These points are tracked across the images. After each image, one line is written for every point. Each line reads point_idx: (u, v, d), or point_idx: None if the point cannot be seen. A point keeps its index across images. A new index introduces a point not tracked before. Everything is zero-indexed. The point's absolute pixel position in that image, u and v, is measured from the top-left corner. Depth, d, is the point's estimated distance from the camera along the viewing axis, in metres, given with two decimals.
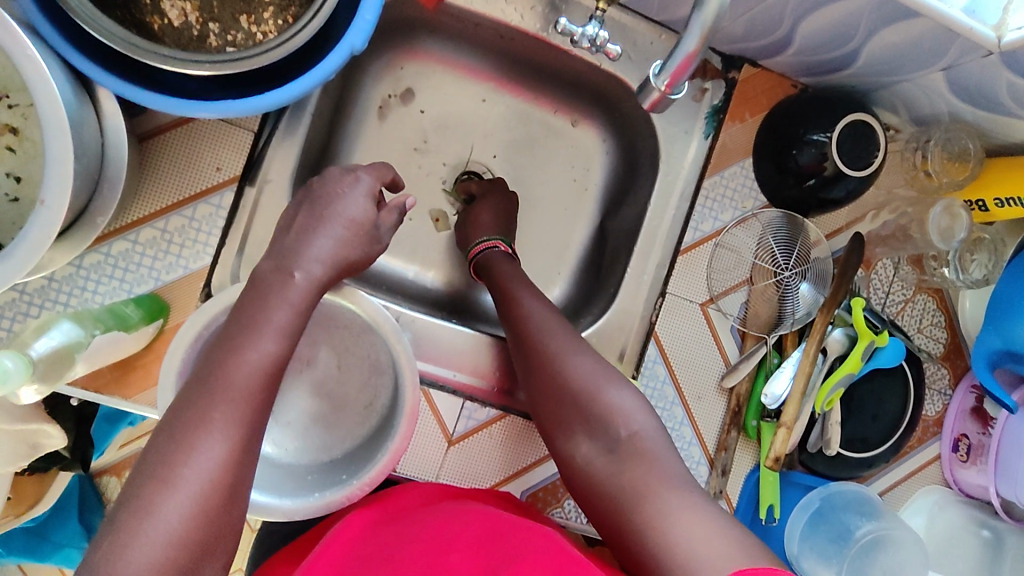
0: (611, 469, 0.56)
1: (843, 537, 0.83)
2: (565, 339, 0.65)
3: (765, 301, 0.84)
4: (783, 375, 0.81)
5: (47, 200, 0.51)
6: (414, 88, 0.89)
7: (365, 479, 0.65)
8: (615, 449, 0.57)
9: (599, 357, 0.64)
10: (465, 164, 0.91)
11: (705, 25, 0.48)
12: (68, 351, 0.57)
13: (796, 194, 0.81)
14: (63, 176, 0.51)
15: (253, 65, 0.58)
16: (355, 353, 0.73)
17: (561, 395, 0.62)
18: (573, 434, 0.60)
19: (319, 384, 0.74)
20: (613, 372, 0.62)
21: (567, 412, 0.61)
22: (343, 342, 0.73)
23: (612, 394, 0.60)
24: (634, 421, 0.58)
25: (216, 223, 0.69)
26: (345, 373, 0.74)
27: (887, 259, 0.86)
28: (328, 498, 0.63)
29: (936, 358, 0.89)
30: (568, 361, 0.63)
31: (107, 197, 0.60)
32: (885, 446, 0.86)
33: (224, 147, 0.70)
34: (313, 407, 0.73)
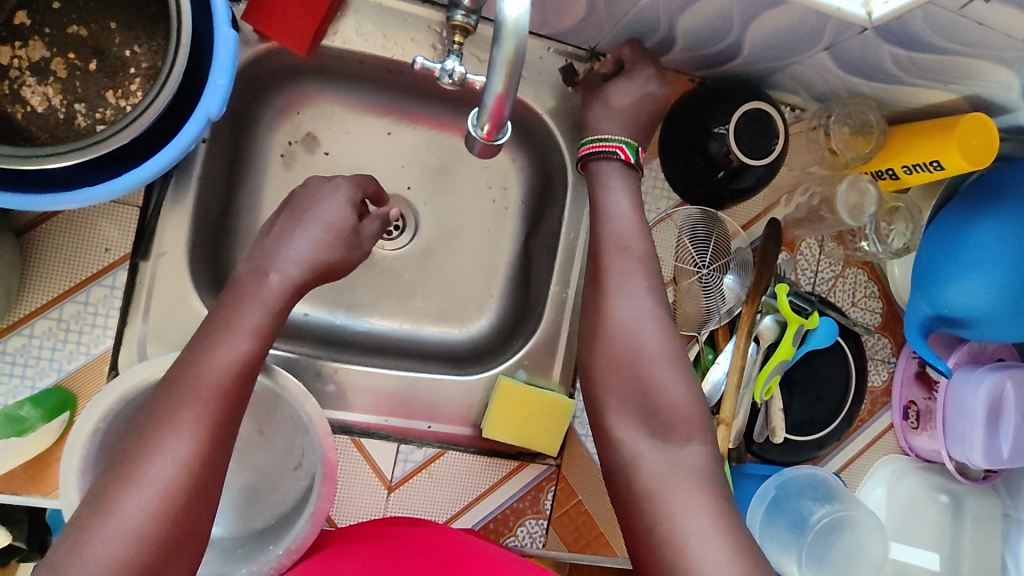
0: (660, 460, 0.57)
1: (798, 525, 0.81)
2: (622, 279, 0.66)
3: (691, 298, 0.82)
4: (719, 370, 0.80)
5: None
6: (316, 132, 0.86)
7: (291, 546, 0.63)
8: (669, 444, 0.58)
9: (670, 331, 0.63)
10: None
11: (507, 63, 0.49)
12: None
13: (708, 187, 0.80)
14: None
15: (109, 141, 0.56)
16: (274, 418, 0.71)
17: (614, 339, 0.64)
18: (614, 382, 0.62)
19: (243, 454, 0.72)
20: (678, 356, 0.63)
21: (616, 361, 0.63)
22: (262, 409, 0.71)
23: (671, 383, 0.61)
24: (692, 429, 0.59)
25: (113, 303, 0.68)
26: (268, 439, 0.72)
27: (810, 238, 0.86)
28: (252, 572, 0.62)
29: (874, 329, 0.90)
30: (616, 302, 0.65)
31: None
32: (835, 425, 0.86)
33: (108, 225, 0.68)
34: (239, 477, 0.71)
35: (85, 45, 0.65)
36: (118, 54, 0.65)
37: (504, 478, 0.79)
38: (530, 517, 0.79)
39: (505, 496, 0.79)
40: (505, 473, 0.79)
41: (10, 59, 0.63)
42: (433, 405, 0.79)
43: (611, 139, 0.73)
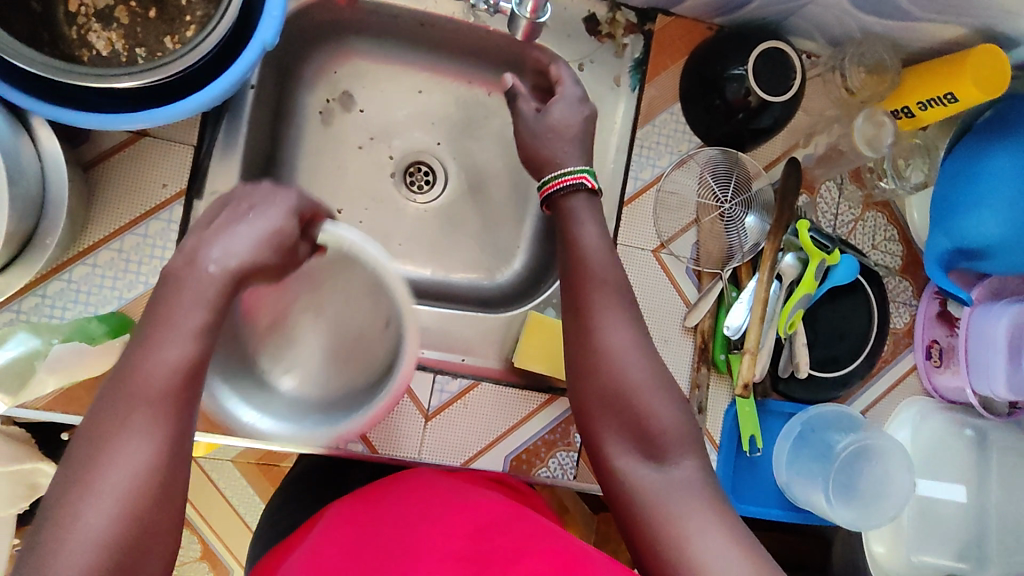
0: (657, 485, 0.57)
1: (825, 455, 0.84)
2: (606, 307, 0.64)
3: (714, 237, 0.85)
4: (740, 306, 0.83)
5: None
6: (351, 90, 0.91)
7: (371, 412, 0.68)
8: (663, 466, 0.58)
9: (653, 357, 0.62)
10: (412, 154, 0.94)
11: None
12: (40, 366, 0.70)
13: (728, 128, 0.83)
14: None
15: (172, 66, 0.60)
16: (355, 290, 0.77)
17: (602, 372, 0.61)
18: (605, 420, 0.61)
19: (332, 326, 0.80)
20: (664, 381, 0.61)
21: (604, 397, 0.61)
22: (337, 282, 0.77)
23: (660, 405, 0.60)
24: (683, 451, 0.58)
25: (169, 236, 0.72)
26: (352, 309, 0.79)
27: (830, 180, 0.88)
28: (348, 425, 0.69)
29: (895, 271, 0.91)
30: (601, 334, 0.63)
31: (53, 218, 0.64)
32: (858, 363, 0.88)
33: (165, 163, 0.72)
34: (329, 347, 0.79)
35: None
36: (175, 2, 0.70)
37: (536, 409, 0.82)
38: (561, 448, 0.82)
39: (536, 427, 0.82)
40: (537, 404, 0.82)
41: (78, 7, 0.69)
42: (467, 338, 0.83)
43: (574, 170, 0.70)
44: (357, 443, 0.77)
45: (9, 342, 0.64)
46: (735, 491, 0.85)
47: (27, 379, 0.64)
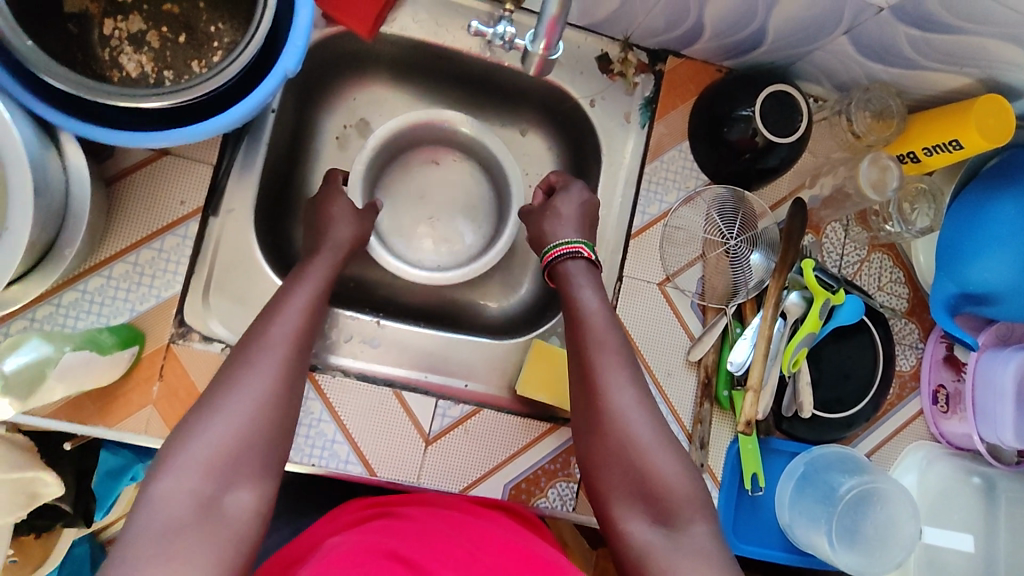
0: (664, 548, 0.61)
1: (828, 497, 0.82)
2: (614, 370, 0.70)
3: (720, 273, 0.86)
4: (744, 343, 0.83)
5: (10, 225, 0.56)
6: (368, 118, 0.94)
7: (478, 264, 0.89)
8: (671, 531, 0.61)
9: (660, 419, 0.68)
10: (426, 181, 0.96)
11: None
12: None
13: (735, 167, 0.85)
14: (25, 206, 0.56)
15: (201, 90, 0.63)
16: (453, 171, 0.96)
17: (612, 432, 0.67)
18: (616, 478, 0.66)
19: (435, 182, 0.96)
20: (670, 441, 0.67)
21: (615, 456, 0.66)
22: (437, 175, 0.96)
23: (667, 466, 0.64)
24: (692, 513, 0.62)
25: (183, 252, 0.74)
26: (449, 196, 0.96)
27: (836, 222, 0.89)
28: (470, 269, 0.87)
29: (901, 313, 0.91)
30: (611, 395, 0.68)
31: (74, 230, 0.65)
32: (863, 404, 0.88)
33: (184, 181, 0.75)
34: (445, 207, 0.96)
35: (176, 21, 0.73)
36: (204, 29, 0.73)
37: (535, 439, 0.81)
38: (561, 479, 0.81)
39: (535, 458, 0.81)
40: (539, 433, 0.81)
41: (112, 30, 0.72)
42: (472, 364, 0.83)
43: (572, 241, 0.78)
44: (356, 465, 0.76)
45: (22, 348, 0.64)
46: (735, 530, 0.84)
47: (37, 386, 0.64)
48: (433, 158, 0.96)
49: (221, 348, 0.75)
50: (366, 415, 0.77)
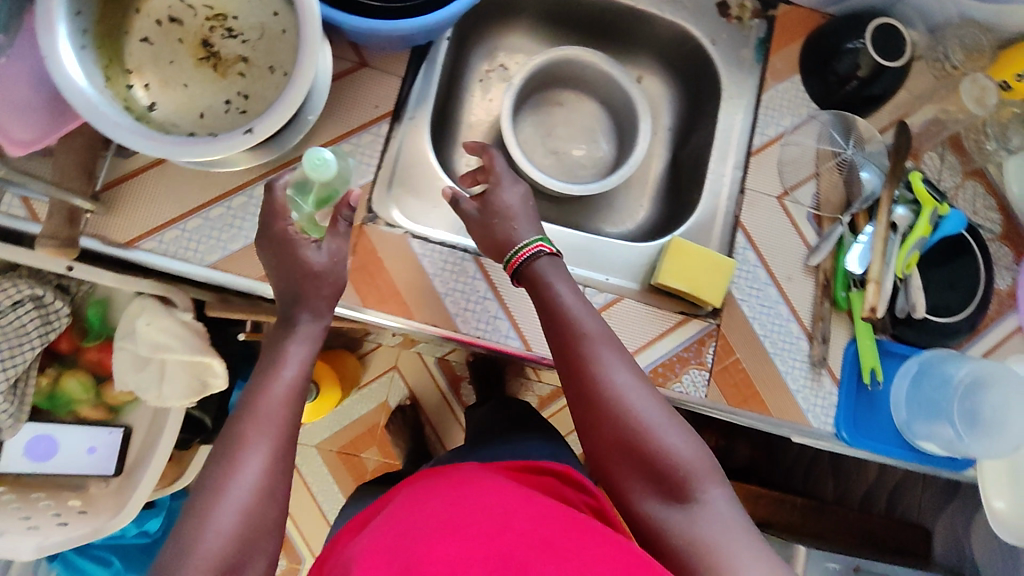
0: (682, 525, 0.64)
1: (946, 385, 0.89)
2: (610, 354, 0.71)
3: (834, 186, 0.95)
4: (859, 247, 0.92)
5: (302, 66, 0.65)
6: (506, 63, 1.07)
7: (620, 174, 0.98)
8: (687, 507, 0.64)
9: (659, 401, 0.69)
10: (558, 117, 1.08)
11: None
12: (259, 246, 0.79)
13: (843, 96, 0.95)
14: (314, 47, 0.65)
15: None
16: (582, 105, 1.08)
17: (613, 415, 0.68)
18: (621, 464, 0.68)
19: (569, 115, 1.08)
20: (677, 421, 0.68)
21: (617, 440, 0.68)
22: (569, 108, 1.08)
23: (674, 441, 0.66)
24: (708, 483, 0.65)
25: (376, 147, 0.85)
26: (580, 122, 1.08)
27: (933, 151, 0.98)
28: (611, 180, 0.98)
29: (996, 237, 0.99)
30: (609, 378, 0.69)
31: (314, 103, 0.77)
32: (968, 311, 0.95)
33: (377, 88, 0.86)
34: (578, 133, 1.08)
35: None
36: None
37: (672, 327, 0.90)
38: (694, 366, 0.89)
39: (672, 343, 0.89)
40: (674, 322, 0.90)
41: None
42: (614, 262, 0.93)
43: (528, 242, 0.77)
44: (515, 340, 0.84)
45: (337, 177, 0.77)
46: (855, 423, 0.91)
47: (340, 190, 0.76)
48: (568, 95, 1.08)
49: (405, 232, 0.84)
50: (524, 297, 0.86)
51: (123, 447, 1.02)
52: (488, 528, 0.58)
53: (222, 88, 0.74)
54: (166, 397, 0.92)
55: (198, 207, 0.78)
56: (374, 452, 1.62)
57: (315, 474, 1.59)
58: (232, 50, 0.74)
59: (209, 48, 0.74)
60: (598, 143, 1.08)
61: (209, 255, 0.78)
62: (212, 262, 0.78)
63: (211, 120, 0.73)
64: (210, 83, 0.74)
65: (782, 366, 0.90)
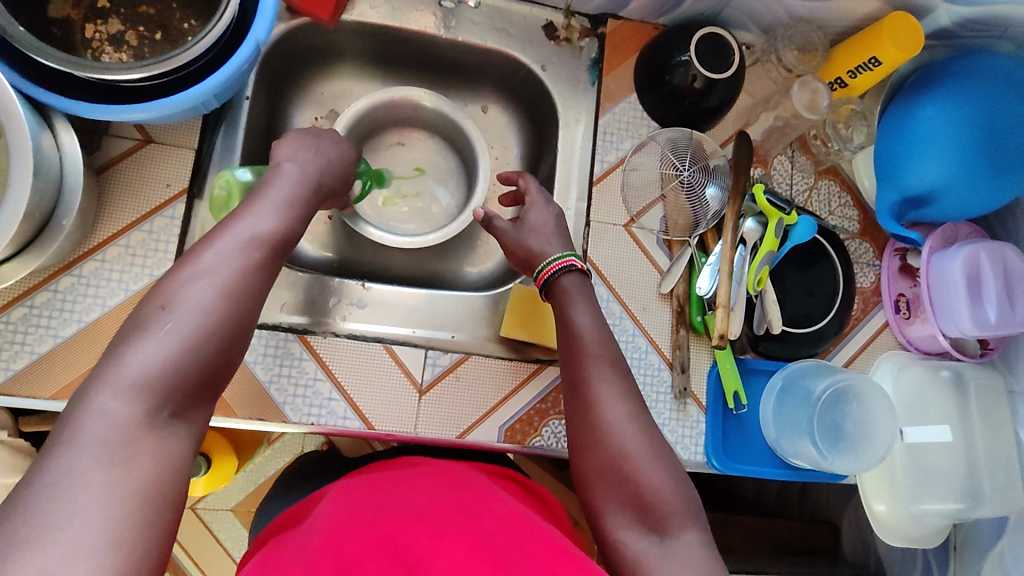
0: (657, 558, 0.60)
1: (806, 401, 0.87)
2: (610, 376, 0.71)
3: (679, 208, 0.91)
4: (708, 270, 0.88)
5: (13, 183, 0.63)
6: (337, 108, 1.00)
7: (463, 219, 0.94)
8: (664, 542, 0.61)
9: (649, 431, 0.67)
10: (401, 159, 1.02)
11: None
12: (47, 362, 0.73)
13: (681, 110, 0.91)
14: (25, 164, 0.64)
15: (183, 59, 0.70)
16: (421, 144, 1.03)
17: (603, 441, 0.66)
18: (603, 490, 0.65)
19: (412, 156, 1.02)
20: (664, 455, 0.66)
21: (602, 468, 0.66)
22: (411, 148, 1.02)
23: (657, 478, 0.64)
24: (684, 521, 0.62)
25: (172, 231, 0.78)
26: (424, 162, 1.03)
27: (782, 155, 0.95)
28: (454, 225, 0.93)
29: (854, 235, 0.96)
30: (601, 403, 0.68)
31: (68, 203, 0.70)
32: (829, 318, 0.92)
33: (169, 165, 0.79)
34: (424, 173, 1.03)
35: (152, 21, 0.80)
36: (178, 26, 0.79)
37: (524, 381, 0.84)
38: (553, 417, 0.83)
39: (528, 397, 0.84)
40: (525, 375, 0.84)
41: (94, 33, 0.78)
42: (458, 316, 0.87)
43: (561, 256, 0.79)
44: (353, 420, 0.79)
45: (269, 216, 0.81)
46: (725, 449, 0.88)
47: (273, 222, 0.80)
48: (409, 135, 1.02)
49: None
50: (356, 371, 0.80)
51: None
52: (453, 526, 0.57)
53: None
54: None
55: None
56: None
57: (233, 539, 1.52)
58: None
59: None
60: (441, 188, 1.02)
61: None
62: None
63: None
64: None
65: (645, 403, 0.87)
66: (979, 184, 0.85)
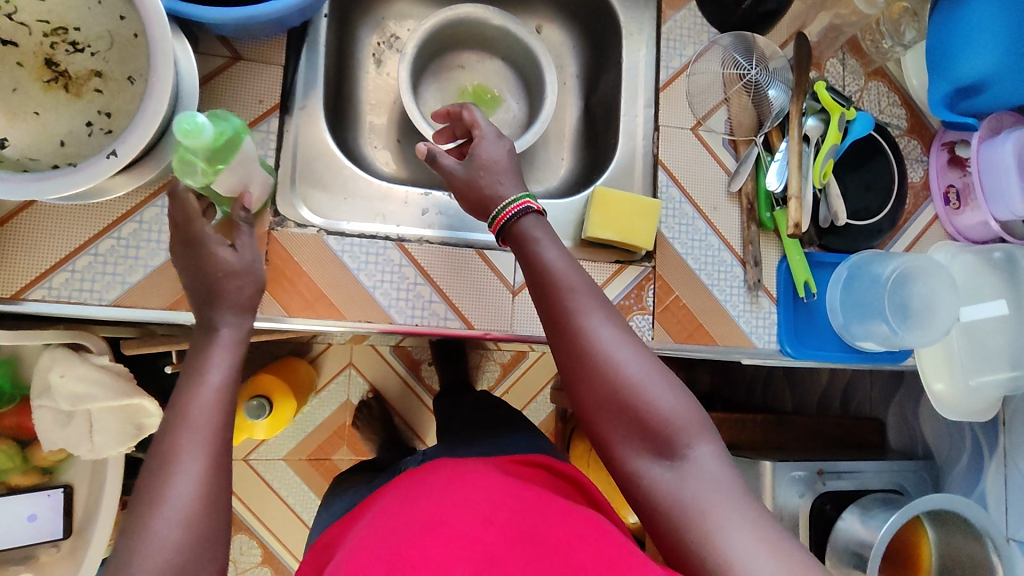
0: (673, 483, 0.59)
1: (875, 286, 0.91)
2: (591, 305, 0.66)
3: (744, 110, 0.95)
4: (776, 166, 0.92)
5: (156, 73, 0.62)
6: (397, 32, 1.01)
7: (538, 128, 0.93)
8: (676, 464, 0.60)
9: (643, 353, 0.64)
10: (462, 80, 1.04)
11: None
12: (161, 274, 0.74)
13: (738, 18, 0.94)
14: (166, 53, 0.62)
15: None
16: (480, 65, 1.04)
17: (596, 372, 0.63)
18: (609, 423, 0.63)
19: (472, 77, 1.04)
20: (665, 376, 0.63)
21: (602, 398, 0.63)
22: (474, 69, 1.04)
23: (663, 400, 0.61)
24: (695, 438, 0.60)
25: (269, 145, 0.80)
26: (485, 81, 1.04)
27: (834, 58, 0.98)
28: (532, 134, 0.93)
29: (904, 132, 1.00)
30: (591, 334, 0.64)
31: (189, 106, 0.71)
32: (886, 210, 0.97)
33: (262, 80, 0.81)
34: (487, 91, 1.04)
35: None
36: None
37: (607, 281, 0.89)
38: (636, 313, 0.89)
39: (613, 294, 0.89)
40: (609, 274, 0.89)
41: None
42: None
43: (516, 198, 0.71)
44: (454, 320, 0.83)
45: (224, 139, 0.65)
46: (796, 336, 0.93)
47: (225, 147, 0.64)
48: (469, 55, 1.04)
49: (318, 230, 0.80)
50: (454, 276, 0.83)
51: (66, 508, 0.94)
52: (475, 536, 0.58)
53: (80, 110, 0.69)
54: (100, 447, 0.89)
55: (85, 243, 0.73)
56: (345, 452, 1.58)
57: (287, 487, 1.54)
58: (82, 65, 0.69)
59: (55, 68, 0.69)
60: (505, 104, 1.04)
61: (107, 291, 0.73)
62: (112, 299, 0.73)
63: (73, 149, 0.68)
64: (65, 108, 0.69)
65: (720, 297, 0.91)
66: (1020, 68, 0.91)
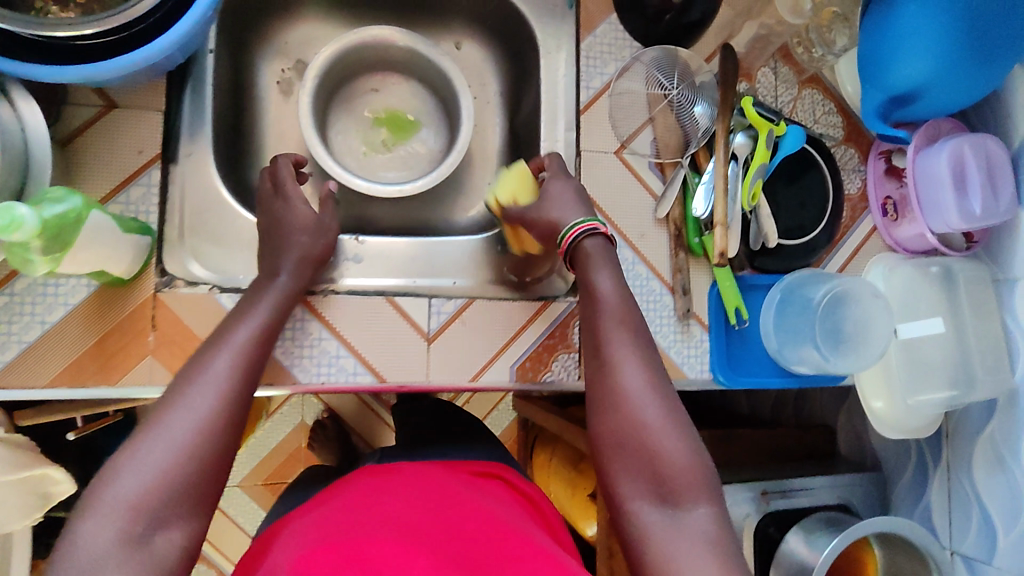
0: (668, 535, 0.58)
1: (806, 309, 0.89)
2: (626, 342, 0.67)
3: (669, 129, 0.90)
4: (703, 191, 0.86)
5: None
6: (303, 57, 0.95)
7: (452, 159, 0.88)
8: (676, 517, 0.59)
9: (669, 400, 0.63)
10: (376, 105, 0.98)
11: None
12: (38, 350, 0.69)
13: (663, 28, 0.89)
14: None
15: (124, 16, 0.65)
16: (394, 88, 0.98)
17: (620, 410, 0.63)
18: (615, 464, 0.62)
19: (387, 102, 0.98)
20: (684, 424, 0.63)
21: (617, 438, 0.62)
22: (387, 93, 0.98)
23: (675, 448, 0.61)
24: (700, 497, 0.59)
25: (151, 200, 0.74)
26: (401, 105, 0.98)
27: (765, 67, 0.93)
28: (446, 166, 0.88)
29: (839, 142, 0.96)
30: (624, 370, 0.65)
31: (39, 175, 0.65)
32: (821, 227, 0.93)
33: (141, 129, 0.75)
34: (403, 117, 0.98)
35: None
36: None
37: (530, 319, 0.84)
38: (562, 352, 0.84)
39: (535, 334, 0.83)
40: (531, 313, 0.84)
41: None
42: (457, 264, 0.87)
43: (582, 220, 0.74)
44: (365, 375, 0.78)
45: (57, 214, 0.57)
46: (729, 364, 0.90)
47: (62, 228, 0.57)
48: (381, 78, 0.98)
49: (210, 288, 0.75)
50: (363, 328, 0.79)
51: None
52: None
53: None
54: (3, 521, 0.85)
55: None
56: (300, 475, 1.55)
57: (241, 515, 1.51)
58: None
59: None
60: (424, 128, 0.99)
61: None
62: None
63: None
64: None
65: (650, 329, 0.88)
66: (955, 78, 0.84)
